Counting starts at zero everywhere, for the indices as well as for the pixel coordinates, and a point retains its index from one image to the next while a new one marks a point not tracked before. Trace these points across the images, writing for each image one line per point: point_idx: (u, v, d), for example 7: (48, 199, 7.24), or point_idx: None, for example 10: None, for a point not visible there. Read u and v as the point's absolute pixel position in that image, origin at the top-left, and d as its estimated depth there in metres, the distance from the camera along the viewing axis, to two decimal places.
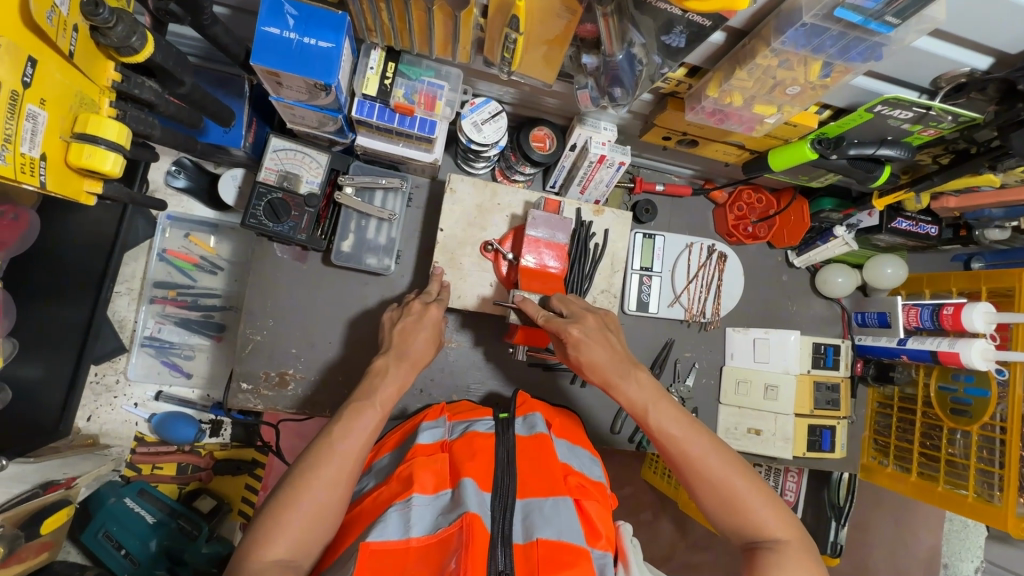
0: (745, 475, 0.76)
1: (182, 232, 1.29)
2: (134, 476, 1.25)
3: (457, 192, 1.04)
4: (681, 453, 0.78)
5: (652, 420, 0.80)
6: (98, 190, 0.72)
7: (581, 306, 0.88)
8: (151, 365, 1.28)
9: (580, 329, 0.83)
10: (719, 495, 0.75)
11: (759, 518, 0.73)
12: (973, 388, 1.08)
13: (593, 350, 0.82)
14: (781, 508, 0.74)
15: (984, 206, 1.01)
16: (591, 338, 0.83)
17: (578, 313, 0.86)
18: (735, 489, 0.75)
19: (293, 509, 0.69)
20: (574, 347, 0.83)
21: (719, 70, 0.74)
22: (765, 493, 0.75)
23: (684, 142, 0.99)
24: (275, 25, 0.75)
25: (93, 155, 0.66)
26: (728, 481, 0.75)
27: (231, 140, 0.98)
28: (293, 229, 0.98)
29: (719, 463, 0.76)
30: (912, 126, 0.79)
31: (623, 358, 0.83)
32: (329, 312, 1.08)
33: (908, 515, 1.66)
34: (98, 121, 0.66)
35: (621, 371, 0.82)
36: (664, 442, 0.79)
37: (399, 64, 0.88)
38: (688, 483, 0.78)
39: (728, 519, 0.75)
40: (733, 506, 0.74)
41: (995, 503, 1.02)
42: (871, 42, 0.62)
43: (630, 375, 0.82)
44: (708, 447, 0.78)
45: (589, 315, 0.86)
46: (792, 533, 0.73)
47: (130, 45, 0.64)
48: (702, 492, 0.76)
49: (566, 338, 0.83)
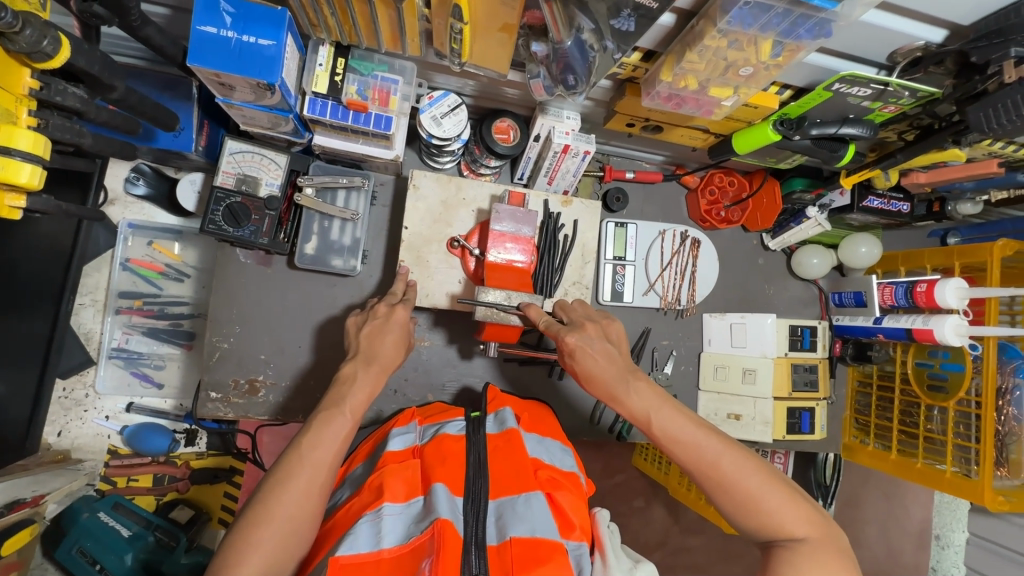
0: (757, 475, 0.74)
1: (146, 241, 1.27)
2: (109, 490, 1.24)
3: (420, 189, 1.02)
4: (690, 456, 0.77)
5: (657, 428, 0.79)
6: (22, 203, 0.70)
7: (582, 314, 0.90)
8: (120, 377, 1.26)
9: (577, 337, 0.84)
10: (732, 496, 0.74)
11: (775, 517, 0.72)
12: (949, 363, 1.07)
13: (593, 361, 0.83)
14: (798, 505, 0.72)
15: (955, 180, 0.99)
16: (590, 346, 0.84)
17: (578, 321, 0.88)
18: (748, 490, 0.73)
19: (264, 525, 0.66)
20: (571, 355, 0.85)
21: (672, 53, 0.72)
22: (780, 491, 0.73)
23: (648, 129, 0.97)
24: (212, 23, 0.72)
25: (6, 168, 0.64)
26: (740, 483, 0.74)
27: (181, 145, 0.98)
28: (254, 233, 0.96)
29: (728, 465, 0.75)
30: (872, 103, 0.77)
31: (620, 367, 0.83)
32: (296, 317, 1.07)
33: (897, 487, 1.67)
34: (9, 131, 0.64)
35: (620, 381, 0.82)
36: (671, 447, 0.78)
37: (349, 59, 0.86)
38: (701, 486, 0.77)
39: (745, 521, 0.74)
40: (747, 507, 0.73)
41: (973, 478, 1.02)
42: (818, 18, 0.60)
43: (630, 383, 0.81)
44: (719, 448, 0.76)
45: (588, 323, 0.87)
46: (811, 529, 0.71)
47: (42, 50, 0.61)
48: (715, 495, 0.76)
49: (563, 345, 0.85)
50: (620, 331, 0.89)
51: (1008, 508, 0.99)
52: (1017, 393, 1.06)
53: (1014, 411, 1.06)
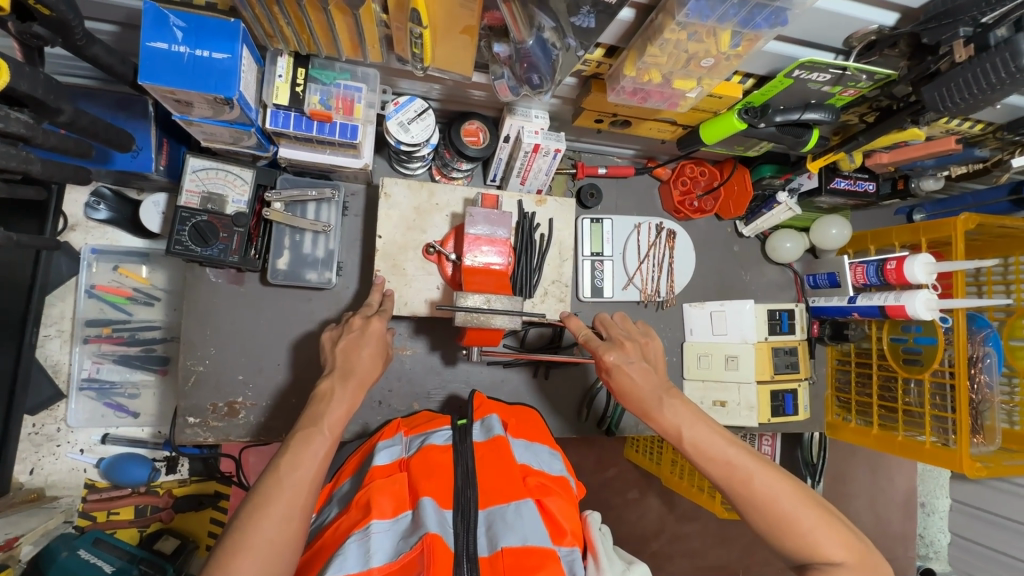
0: (793, 495, 0.75)
1: (110, 266, 1.23)
2: (88, 525, 1.20)
3: (391, 196, 1.00)
4: (726, 476, 0.78)
5: (689, 443, 0.81)
6: None
7: (621, 331, 0.96)
8: (93, 408, 1.23)
9: (615, 356, 0.90)
10: (766, 516, 0.75)
11: (811, 538, 0.73)
12: (922, 337, 1.09)
13: (630, 376, 0.88)
14: (833, 527, 0.73)
15: (917, 159, 1.02)
16: (628, 363, 0.89)
17: (618, 338, 0.94)
18: (781, 510, 0.74)
19: (242, 554, 0.63)
20: (608, 371, 0.90)
21: (634, 47, 0.72)
22: (816, 513, 0.74)
23: (617, 124, 0.97)
24: (161, 38, 0.70)
25: None
26: (774, 502, 0.75)
27: (141, 165, 0.96)
28: (223, 251, 0.94)
29: (762, 484, 0.76)
30: (832, 88, 0.79)
31: (655, 385, 0.87)
32: (272, 335, 1.04)
33: (882, 459, 1.71)
34: None
35: (654, 399, 0.85)
36: (704, 464, 0.80)
37: (309, 68, 0.84)
38: (734, 504, 0.79)
39: (778, 540, 0.75)
40: (781, 527, 0.74)
41: (952, 447, 1.04)
42: (773, 7, 0.61)
43: (665, 401, 0.85)
44: (755, 467, 0.78)
45: (627, 341, 0.93)
46: (847, 553, 0.72)
47: None
48: (747, 512, 0.77)
49: (601, 362, 0.90)
50: (657, 350, 0.95)
51: (986, 473, 1.01)
52: (987, 361, 1.10)
53: (986, 377, 1.10)
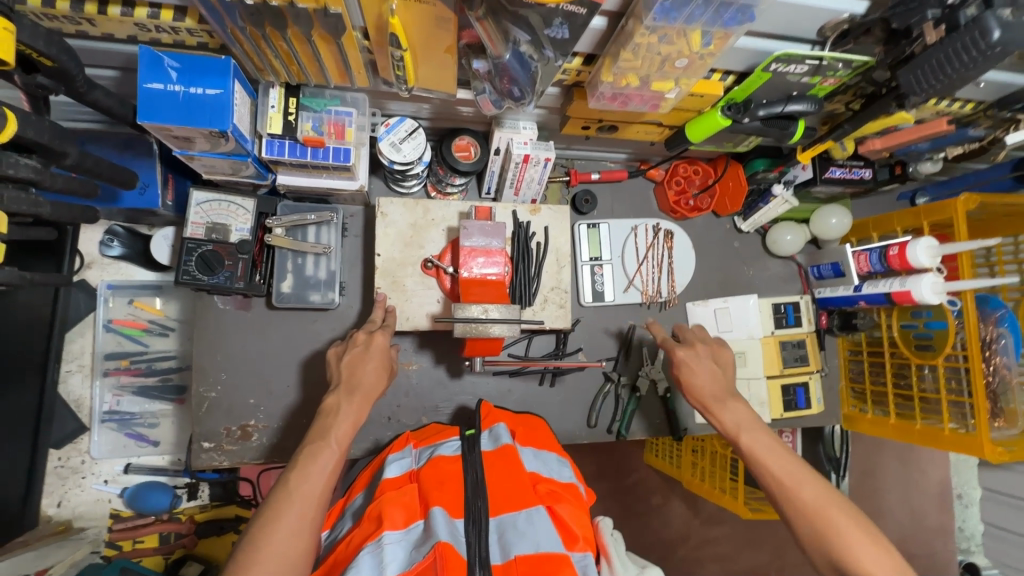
0: (828, 498, 0.76)
1: (126, 300, 1.28)
2: (115, 555, 1.23)
3: (388, 215, 1.02)
4: (773, 475, 0.81)
5: (744, 442, 0.86)
6: None
7: (696, 336, 1.03)
8: (115, 439, 1.26)
9: (686, 353, 0.97)
10: (803, 516, 0.76)
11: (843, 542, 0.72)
12: (933, 322, 1.06)
13: (702, 374, 0.95)
14: (867, 533, 0.73)
15: (910, 142, 1.01)
16: (705, 362, 0.96)
17: (690, 341, 1.00)
18: (817, 511, 0.75)
19: (254, 567, 0.65)
20: (678, 368, 0.97)
21: (608, 54, 0.74)
22: (852, 519, 0.74)
23: (604, 129, 0.99)
24: (157, 79, 0.74)
25: None
26: (809, 502, 0.76)
27: (147, 202, 0.99)
28: (229, 279, 0.97)
29: (800, 483, 0.78)
30: (812, 79, 0.80)
31: (721, 387, 0.93)
32: (281, 357, 1.07)
33: (911, 451, 1.66)
34: None
35: (717, 398, 0.92)
36: (755, 463, 0.84)
37: (300, 97, 0.87)
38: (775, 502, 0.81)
39: (812, 542, 0.75)
40: (816, 528, 0.75)
41: (971, 432, 1.01)
42: (739, 4, 0.62)
43: (727, 401, 0.91)
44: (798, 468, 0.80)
45: (700, 344, 1.00)
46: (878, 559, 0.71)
47: None
48: (786, 511, 0.79)
49: (672, 357, 0.98)
50: (729, 357, 1.00)
51: (1009, 458, 0.98)
52: (1002, 342, 1.07)
53: (1002, 359, 1.07)
